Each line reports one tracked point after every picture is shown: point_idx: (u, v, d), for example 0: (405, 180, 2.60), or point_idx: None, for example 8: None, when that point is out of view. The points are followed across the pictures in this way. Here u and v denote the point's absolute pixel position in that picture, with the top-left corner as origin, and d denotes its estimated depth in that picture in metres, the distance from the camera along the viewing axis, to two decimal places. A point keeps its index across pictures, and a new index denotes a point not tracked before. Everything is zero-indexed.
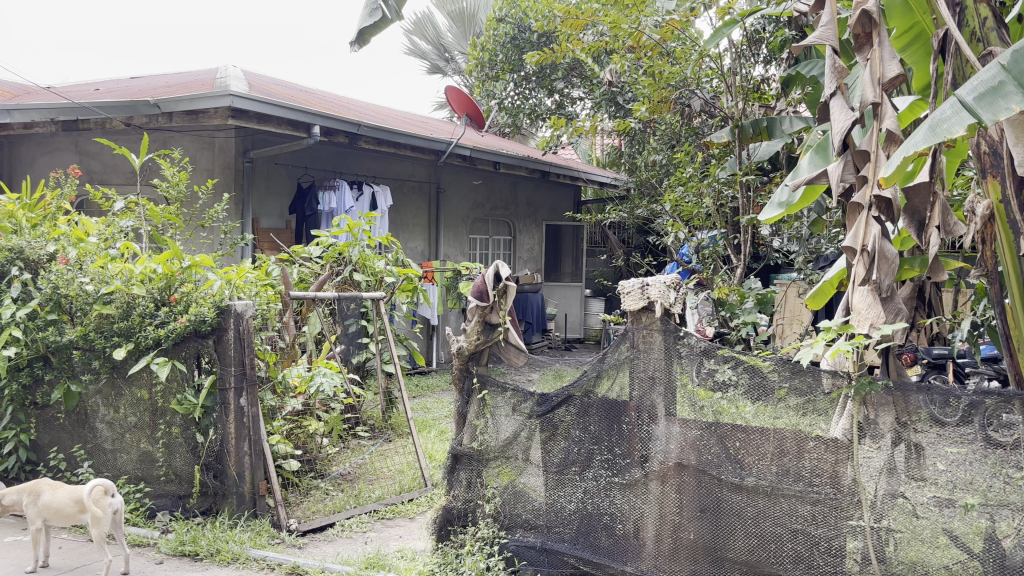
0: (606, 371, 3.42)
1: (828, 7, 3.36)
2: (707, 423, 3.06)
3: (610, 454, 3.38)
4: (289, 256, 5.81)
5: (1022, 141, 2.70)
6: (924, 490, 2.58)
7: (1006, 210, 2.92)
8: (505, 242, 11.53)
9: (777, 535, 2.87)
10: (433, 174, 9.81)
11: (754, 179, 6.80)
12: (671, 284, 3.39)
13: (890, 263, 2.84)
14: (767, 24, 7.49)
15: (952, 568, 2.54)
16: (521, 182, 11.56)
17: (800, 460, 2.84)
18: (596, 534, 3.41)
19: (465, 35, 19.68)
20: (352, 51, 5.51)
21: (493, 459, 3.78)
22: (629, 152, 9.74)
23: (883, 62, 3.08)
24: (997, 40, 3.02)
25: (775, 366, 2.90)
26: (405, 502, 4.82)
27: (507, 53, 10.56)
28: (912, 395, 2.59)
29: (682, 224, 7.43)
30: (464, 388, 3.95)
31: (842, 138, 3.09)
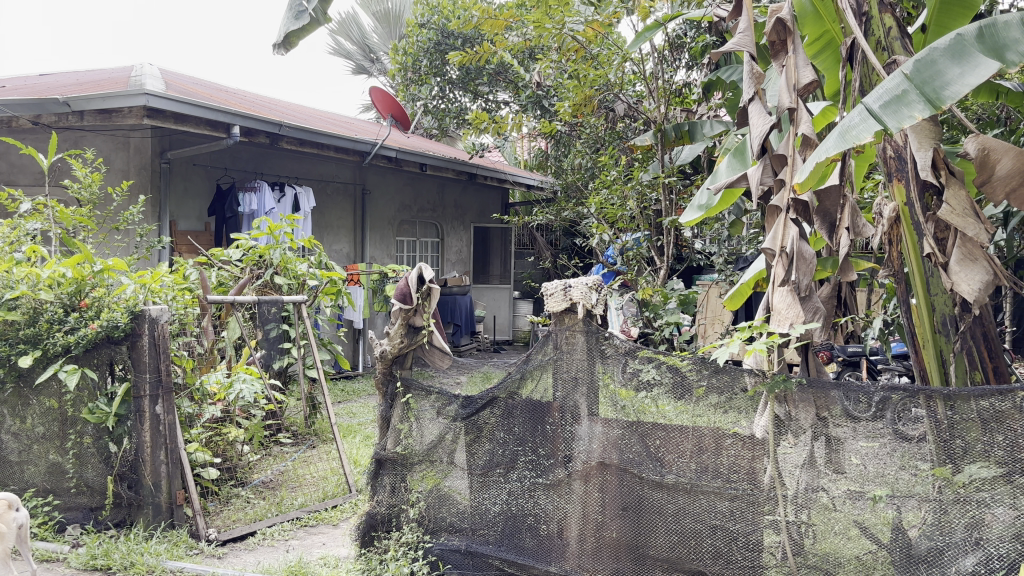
0: (530, 372, 3.44)
1: (745, 14, 3.45)
2: (629, 422, 3.12)
3: (534, 455, 3.39)
4: (207, 259, 5.67)
5: (925, 147, 2.84)
6: (839, 483, 2.67)
7: (911, 213, 3.03)
8: (433, 244, 11.48)
9: (696, 531, 2.93)
10: (358, 176, 9.70)
11: (676, 182, 6.93)
12: (594, 285, 3.38)
13: (808, 263, 2.92)
14: (688, 30, 7.64)
15: (862, 558, 2.63)
16: (449, 184, 11.53)
17: (718, 456, 2.90)
18: (520, 535, 3.41)
19: (390, 36, 19.55)
20: (278, 55, 5.42)
21: (418, 463, 3.77)
22: (556, 155, 9.81)
23: (797, 68, 3.16)
24: (900, 48, 3.14)
25: (694, 365, 2.94)
26: (328, 509, 4.75)
27: (431, 60, 10.58)
28: (830, 392, 2.66)
29: (608, 225, 7.61)
30: (389, 392, 3.93)
31: (761, 142, 3.17)
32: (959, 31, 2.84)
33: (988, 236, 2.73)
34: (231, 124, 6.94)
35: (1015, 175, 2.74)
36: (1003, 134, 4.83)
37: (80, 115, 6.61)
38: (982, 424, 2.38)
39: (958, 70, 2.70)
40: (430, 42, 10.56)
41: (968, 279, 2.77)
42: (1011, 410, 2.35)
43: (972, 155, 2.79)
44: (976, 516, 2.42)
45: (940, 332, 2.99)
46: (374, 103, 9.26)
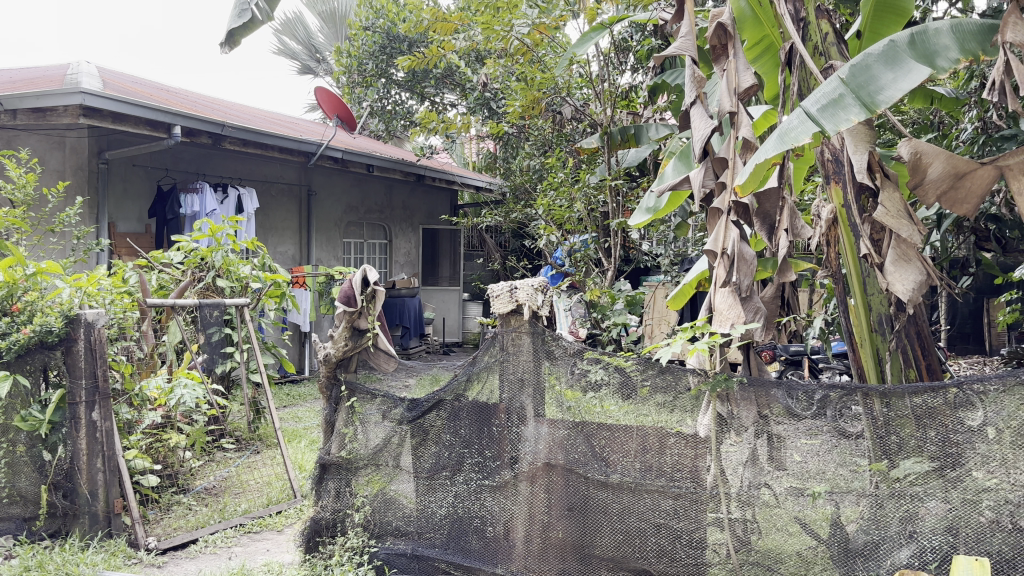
0: (476, 374, 3.44)
1: (686, 18, 3.49)
2: (574, 423, 3.14)
3: (481, 457, 3.38)
4: (147, 262, 5.56)
5: (860, 149, 2.91)
6: (782, 480, 2.71)
7: (847, 215, 3.10)
8: (381, 246, 11.39)
9: (641, 530, 2.95)
10: (303, 177, 9.59)
11: (623, 184, 6.99)
12: (541, 287, 3.41)
13: (748, 264, 2.97)
14: (633, 33, 7.71)
15: (803, 554, 2.68)
16: (397, 186, 11.45)
17: (661, 455, 2.93)
18: (466, 537, 3.39)
19: (336, 36, 19.38)
20: (222, 53, 5.33)
21: (363, 467, 3.73)
22: (504, 156, 9.83)
23: (738, 73, 3.21)
24: (836, 54, 3.23)
25: (638, 365, 2.97)
26: (272, 515, 4.68)
27: (377, 62, 10.50)
28: (771, 390, 2.71)
29: (555, 227, 7.66)
30: (333, 396, 3.91)
31: (703, 146, 3.21)
32: (892, 38, 2.92)
33: (921, 238, 2.80)
34: (171, 124, 6.81)
35: (946, 178, 2.82)
36: (936, 139, 4.97)
37: (12, 114, 6.42)
38: (915, 421, 2.46)
39: (892, 75, 2.77)
40: (375, 45, 10.46)
41: (902, 279, 2.83)
42: (942, 407, 2.42)
43: (904, 158, 2.85)
44: (911, 510, 2.50)
45: (876, 331, 3.06)
46: (320, 104, 9.15)
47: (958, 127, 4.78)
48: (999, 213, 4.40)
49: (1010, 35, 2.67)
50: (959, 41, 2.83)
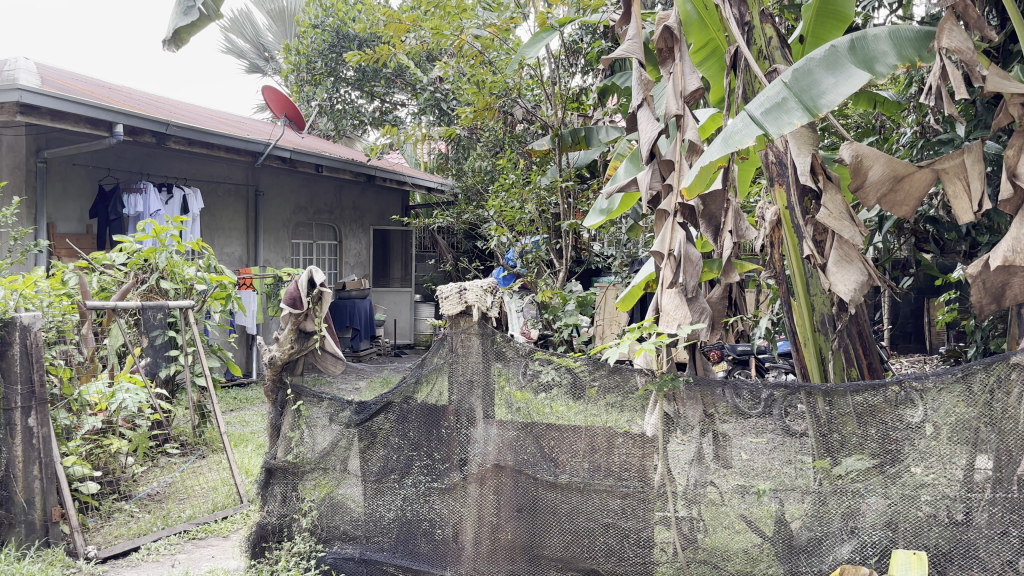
0: (426, 376, 3.41)
1: (633, 22, 3.51)
2: (523, 423, 3.14)
3: (429, 459, 3.35)
4: (87, 264, 5.42)
5: (804, 152, 2.95)
6: (729, 478, 2.73)
7: (791, 216, 3.15)
8: (331, 247, 11.28)
9: (589, 530, 2.97)
10: (250, 177, 9.45)
11: (574, 186, 7.01)
12: (490, 288, 3.39)
13: (694, 266, 3.01)
14: (583, 35, 7.75)
15: (750, 551, 2.71)
16: (347, 186, 11.34)
17: (609, 455, 2.95)
18: (415, 541, 3.37)
19: (285, 35, 19.16)
20: (167, 52, 5.22)
21: (310, 471, 3.69)
22: (456, 158, 9.81)
23: (684, 76, 3.23)
24: (780, 58, 3.26)
25: (587, 365, 2.98)
26: (218, 521, 4.59)
27: (326, 61, 10.39)
28: (715, 390, 2.75)
29: (506, 227, 7.65)
30: (278, 400, 3.84)
31: (650, 148, 3.24)
32: (832, 43, 2.99)
33: (862, 239, 2.86)
34: (113, 123, 6.65)
35: (885, 181, 2.88)
36: (877, 142, 5.08)
37: None
38: (856, 418, 2.52)
39: (833, 80, 2.83)
40: (325, 44, 10.34)
41: (844, 280, 2.88)
42: (883, 404, 2.49)
43: (846, 161, 2.90)
44: (852, 505, 2.55)
45: (819, 331, 3.12)
46: (267, 103, 9.02)
47: (899, 131, 4.88)
48: (936, 215, 4.51)
49: (946, 41, 2.74)
50: (897, 47, 2.92)
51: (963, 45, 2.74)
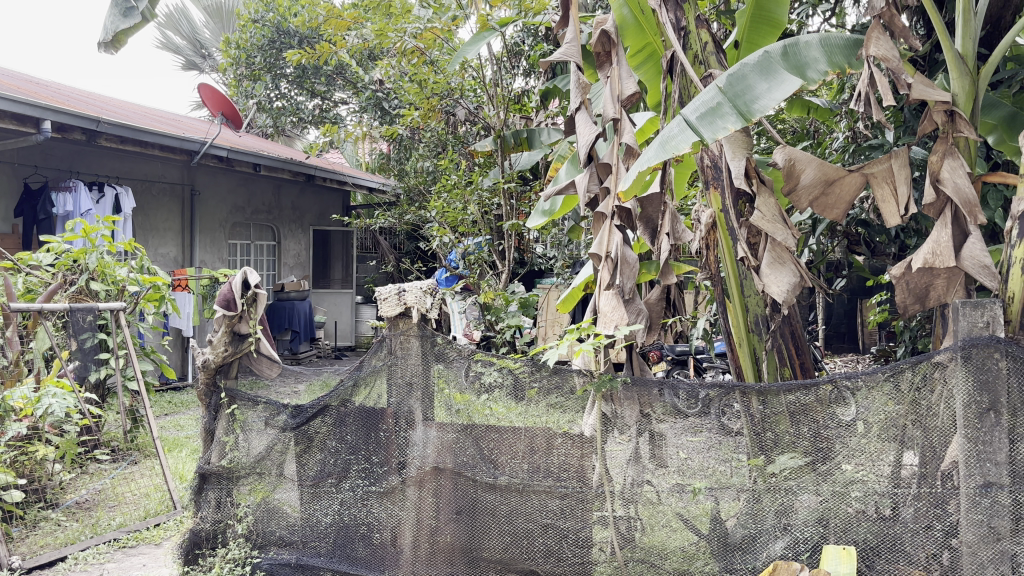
0: (363, 379, 3.35)
1: (571, 24, 3.52)
2: (462, 426, 3.12)
3: (367, 463, 3.31)
4: (12, 265, 5.23)
5: (738, 156, 3.00)
6: (667, 477, 2.77)
7: (726, 219, 3.19)
8: (270, 248, 11.09)
9: (528, 531, 2.98)
10: (186, 177, 9.24)
11: (516, 187, 7.02)
12: (429, 289, 3.36)
13: (631, 268, 3.04)
14: (525, 37, 7.80)
15: (687, 549, 2.75)
16: (286, 186, 11.17)
17: (548, 456, 2.97)
18: (352, 545, 3.33)
19: (222, 31, 18.81)
20: (103, 54, 5.07)
21: (245, 476, 3.62)
22: (397, 158, 9.77)
23: (621, 80, 3.25)
24: (715, 63, 3.31)
25: (527, 367, 2.96)
26: (150, 528, 4.46)
27: (265, 57, 10.22)
28: (653, 390, 2.77)
29: (449, 228, 7.60)
30: (212, 404, 3.77)
31: (588, 150, 3.26)
32: (765, 49, 3.04)
33: (794, 241, 2.93)
34: (41, 120, 6.44)
35: (817, 184, 2.94)
36: (811, 147, 5.19)
37: None
38: (789, 417, 2.57)
39: (766, 85, 2.88)
40: (264, 40, 10.17)
41: (777, 281, 2.94)
42: (815, 404, 2.54)
43: (779, 164, 2.96)
44: (786, 503, 2.61)
45: (753, 332, 3.17)
46: (203, 101, 8.78)
47: (831, 136, 5.01)
48: (867, 218, 4.63)
49: (873, 49, 2.81)
50: (828, 54, 2.99)
51: (889, 53, 2.81)
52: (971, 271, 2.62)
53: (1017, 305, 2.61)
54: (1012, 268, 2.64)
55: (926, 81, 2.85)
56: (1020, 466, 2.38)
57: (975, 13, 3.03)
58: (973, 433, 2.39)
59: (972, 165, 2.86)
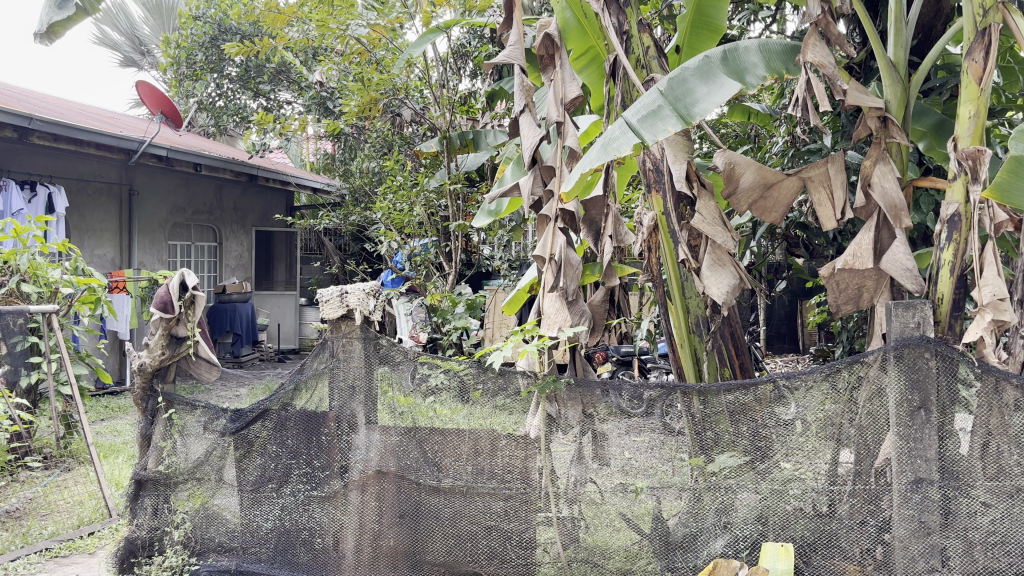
0: (305, 382, 3.30)
1: (515, 27, 3.53)
2: (406, 428, 3.10)
3: (309, 467, 3.27)
4: None
5: (679, 159, 3.04)
6: (611, 476, 2.79)
7: (667, 222, 3.21)
8: (210, 249, 10.88)
9: (472, 533, 2.97)
10: (124, 176, 9.03)
11: (462, 188, 7.03)
12: (372, 291, 3.30)
13: (574, 269, 3.07)
14: (471, 39, 7.88)
15: (630, 548, 2.78)
16: (227, 186, 10.98)
17: (492, 458, 2.96)
18: (293, 550, 3.29)
19: (162, 28, 18.40)
20: (39, 45, 4.94)
21: (183, 482, 3.54)
22: (342, 158, 9.68)
23: (564, 83, 3.27)
24: (657, 68, 3.35)
25: (471, 369, 2.96)
26: (84, 537, 4.33)
27: (206, 55, 10.04)
28: (595, 390, 2.80)
29: (395, 231, 7.54)
30: (149, 408, 3.67)
31: (532, 153, 3.27)
32: (705, 54, 3.08)
33: (733, 244, 2.97)
34: None
35: (756, 188, 2.99)
36: (752, 151, 5.30)
37: None
38: (729, 416, 2.61)
39: (706, 89, 2.91)
40: (205, 36, 9.98)
41: (717, 283, 2.98)
42: (753, 403, 2.58)
43: (719, 168, 2.99)
44: (725, 501, 2.65)
45: (694, 332, 3.22)
46: (142, 99, 8.53)
47: (771, 140, 5.10)
48: (805, 221, 4.73)
49: (809, 56, 2.86)
50: (766, 59, 3.05)
51: (825, 59, 2.87)
52: (896, 274, 2.70)
53: (947, 306, 2.71)
54: (940, 270, 2.74)
55: (860, 88, 2.92)
56: (948, 461, 2.47)
57: (906, 22, 3.11)
58: (904, 430, 2.47)
59: (903, 170, 2.94)
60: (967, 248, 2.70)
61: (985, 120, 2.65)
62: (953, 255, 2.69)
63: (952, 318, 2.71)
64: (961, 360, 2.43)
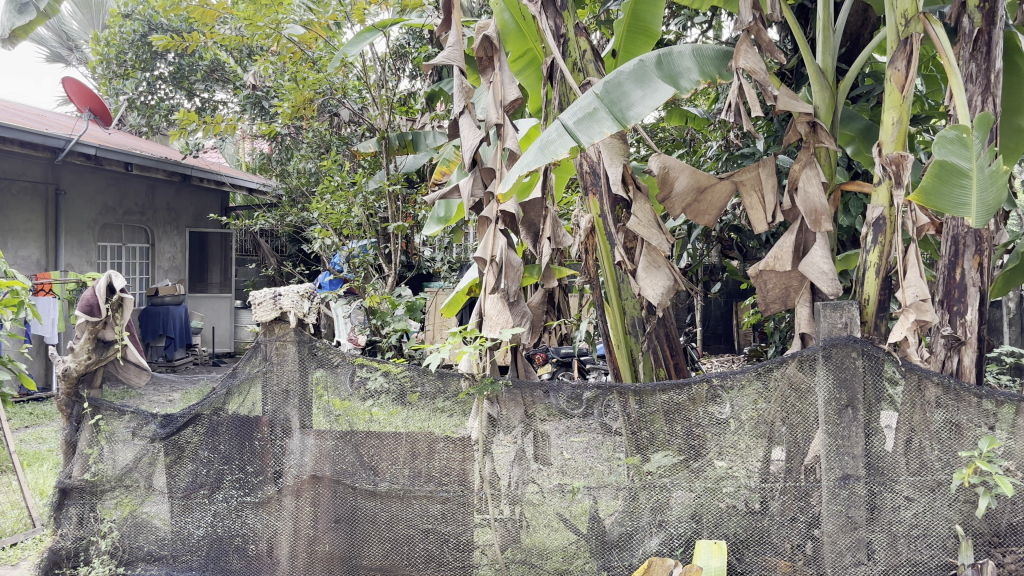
0: (237, 387, 3.22)
1: (454, 28, 3.52)
2: (341, 433, 3.07)
3: (241, 473, 3.20)
4: None
5: (615, 161, 3.07)
6: (551, 476, 2.80)
7: (604, 224, 3.23)
8: (142, 250, 10.62)
9: (409, 536, 2.95)
10: (50, 175, 8.73)
11: (400, 190, 6.98)
12: (306, 293, 3.24)
13: (514, 270, 3.09)
14: (410, 40, 7.83)
15: (567, 549, 2.80)
16: (160, 186, 10.71)
17: (430, 461, 2.95)
18: (226, 557, 3.22)
19: (92, 24, 17.89)
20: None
21: (110, 489, 3.45)
22: (279, 159, 9.55)
23: (503, 85, 3.27)
24: (593, 71, 3.37)
25: (410, 372, 2.94)
26: (5, 548, 4.18)
27: (136, 53, 9.80)
28: (534, 391, 2.81)
29: (332, 231, 7.45)
30: (74, 414, 3.56)
31: (472, 156, 3.27)
32: (640, 57, 3.12)
33: (668, 246, 3.01)
34: None
35: (690, 192, 3.03)
36: (687, 154, 5.40)
37: None
38: (664, 416, 2.64)
39: (641, 92, 2.95)
40: (135, 34, 9.76)
41: (652, 284, 3.02)
42: (687, 402, 2.63)
43: (654, 171, 3.02)
44: (660, 500, 2.69)
45: (630, 333, 3.25)
46: (68, 95, 8.24)
47: (706, 144, 5.20)
48: (738, 223, 4.84)
49: (741, 61, 2.91)
50: (699, 64, 3.11)
51: (756, 66, 2.92)
52: (813, 277, 2.76)
53: (873, 307, 2.80)
54: (867, 272, 2.82)
55: (790, 93, 2.98)
56: (875, 457, 2.54)
57: (834, 30, 3.18)
58: (833, 428, 2.54)
59: (831, 175, 3.01)
60: (891, 251, 2.78)
61: (908, 127, 2.72)
62: (878, 257, 2.77)
63: (878, 318, 2.80)
64: (887, 359, 2.51)
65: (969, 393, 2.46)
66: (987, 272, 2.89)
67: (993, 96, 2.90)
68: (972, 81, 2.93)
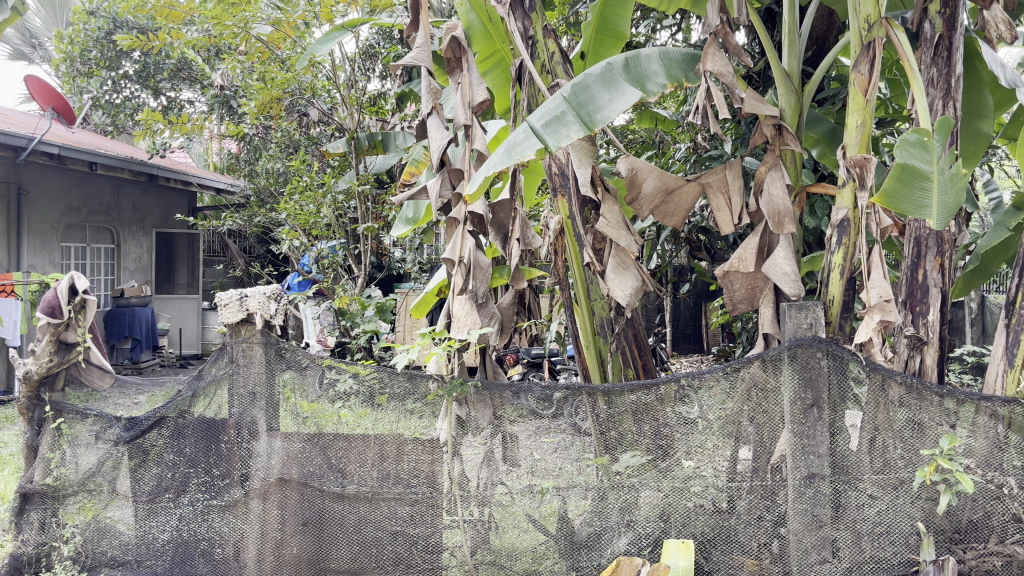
0: (203, 390, 3.17)
1: (422, 29, 3.51)
2: (309, 435, 3.04)
3: (207, 476, 3.15)
4: None
5: (584, 163, 3.07)
6: (520, 476, 2.80)
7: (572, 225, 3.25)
8: (107, 251, 10.48)
9: (377, 539, 2.94)
10: (12, 174, 8.55)
11: (369, 190, 6.94)
12: (273, 295, 3.21)
13: (483, 272, 3.08)
14: (380, 40, 7.80)
15: (537, 549, 2.80)
16: (125, 186, 10.57)
17: (398, 463, 2.94)
18: (191, 562, 3.16)
19: (55, 22, 17.65)
20: None
21: (73, 494, 3.39)
22: (247, 159, 9.46)
23: (471, 87, 3.27)
24: (562, 73, 3.39)
25: (379, 373, 2.91)
26: None
27: (101, 50, 9.67)
28: (503, 393, 2.82)
29: (300, 231, 7.40)
30: (35, 418, 3.52)
31: (440, 156, 3.26)
32: (608, 61, 3.13)
33: (636, 247, 3.03)
34: None
35: (657, 193, 3.04)
36: (656, 156, 5.42)
37: None
38: (632, 415, 2.65)
39: (608, 96, 2.96)
40: (99, 31, 9.64)
41: (620, 285, 3.03)
42: (655, 403, 2.64)
43: (622, 173, 3.02)
44: (628, 499, 2.70)
45: (599, 334, 3.26)
46: (31, 92, 8.08)
47: (675, 146, 5.23)
48: (706, 224, 4.88)
49: (709, 64, 2.93)
50: (666, 67, 3.13)
51: (723, 68, 2.94)
52: (776, 278, 2.79)
53: (837, 308, 2.83)
54: (831, 273, 2.85)
55: (757, 96, 3.00)
56: (839, 456, 2.58)
57: (799, 34, 3.21)
58: (798, 427, 2.57)
59: (796, 177, 3.04)
60: (855, 252, 2.82)
61: (871, 129, 2.76)
62: (843, 258, 2.80)
63: (842, 319, 2.84)
64: (851, 359, 2.54)
65: (930, 392, 2.51)
66: (947, 273, 2.94)
67: (953, 100, 2.95)
68: (932, 86, 2.99)
